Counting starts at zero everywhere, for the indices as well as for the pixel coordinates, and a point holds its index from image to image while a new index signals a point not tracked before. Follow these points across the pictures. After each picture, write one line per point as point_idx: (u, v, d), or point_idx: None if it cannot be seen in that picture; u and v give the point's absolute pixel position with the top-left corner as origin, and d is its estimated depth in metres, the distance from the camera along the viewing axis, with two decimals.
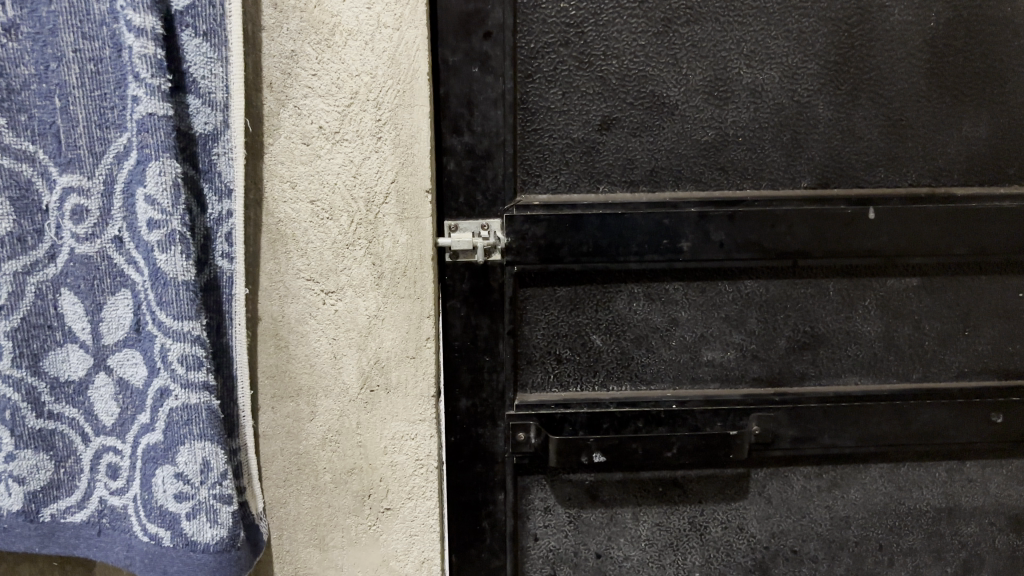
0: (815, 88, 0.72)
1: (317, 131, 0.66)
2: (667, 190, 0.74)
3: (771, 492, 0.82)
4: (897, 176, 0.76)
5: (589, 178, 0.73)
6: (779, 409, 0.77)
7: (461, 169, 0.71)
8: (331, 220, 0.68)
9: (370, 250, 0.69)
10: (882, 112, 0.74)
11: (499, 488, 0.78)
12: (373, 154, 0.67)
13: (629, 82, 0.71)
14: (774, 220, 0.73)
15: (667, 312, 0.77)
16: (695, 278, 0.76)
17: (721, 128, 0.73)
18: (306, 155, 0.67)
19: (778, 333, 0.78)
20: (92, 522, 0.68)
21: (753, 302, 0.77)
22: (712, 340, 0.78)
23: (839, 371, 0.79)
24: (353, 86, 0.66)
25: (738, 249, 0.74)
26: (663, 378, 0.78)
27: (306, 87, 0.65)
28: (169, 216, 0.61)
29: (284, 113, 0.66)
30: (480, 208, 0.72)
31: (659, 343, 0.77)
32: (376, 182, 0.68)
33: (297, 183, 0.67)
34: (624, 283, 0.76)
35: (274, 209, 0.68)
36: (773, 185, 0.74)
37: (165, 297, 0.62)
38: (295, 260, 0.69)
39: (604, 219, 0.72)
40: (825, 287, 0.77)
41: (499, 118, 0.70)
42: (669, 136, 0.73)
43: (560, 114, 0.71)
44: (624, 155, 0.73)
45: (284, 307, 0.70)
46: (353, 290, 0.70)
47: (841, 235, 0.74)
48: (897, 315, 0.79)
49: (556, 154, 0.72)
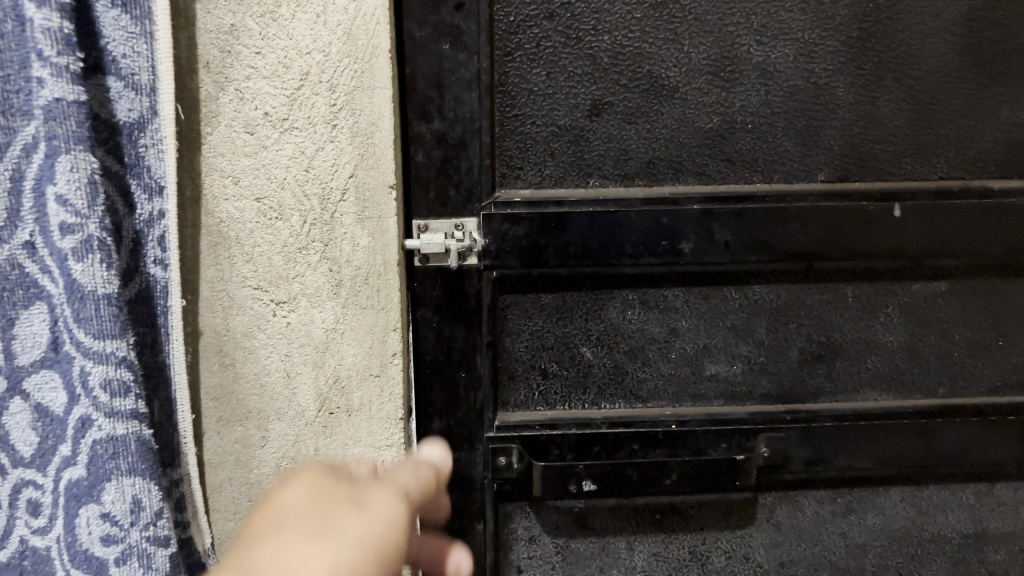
0: (835, 67, 0.64)
1: (262, 117, 0.57)
2: (666, 183, 0.65)
3: (780, 517, 0.74)
4: (926, 167, 0.67)
5: (578, 170, 0.64)
6: (790, 429, 0.69)
7: (431, 159, 0.62)
8: (280, 220, 0.59)
9: (326, 254, 0.60)
10: (910, 95, 0.65)
11: (477, 517, 0.70)
12: (327, 144, 0.58)
13: (624, 61, 0.62)
14: (785, 217, 0.65)
15: (664, 321, 0.68)
16: (697, 283, 0.68)
17: (729, 113, 0.64)
18: (249, 145, 0.58)
19: (789, 344, 0.69)
20: (12, 565, 0.58)
21: (762, 309, 0.69)
22: (716, 352, 0.69)
23: (857, 385, 0.71)
24: (303, 66, 0.57)
25: (745, 250, 0.65)
26: (661, 395, 0.70)
27: (248, 67, 0.56)
28: (85, 219, 0.52)
29: (223, 97, 0.57)
30: (453, 203, 0.63)
31: (656, 356, 0.69)
32: (331, 177, 0.59)
33: (240, 178, 0.58)
34: (617, 289, 0.67)
35: (215, 208, 0.59)
36: (785, 177, 0.66)
37: (82, 314, 0.53)
38: (240, 266, 0.60)
39: (594, 216, 0.63)
40: (844, 292, 0.69)
41: (474, 102, 0.61)
42: (669, 123, 0.64)
43: (544, 98, 0.62)
44: (617, 144, 0.64)
45: (229, 319, 0.61)
46: (308, 300, 0.61)
47: (860, 234, 0.66)
48: (923, 323, 0.70)
49: (539, 144, 0.63)
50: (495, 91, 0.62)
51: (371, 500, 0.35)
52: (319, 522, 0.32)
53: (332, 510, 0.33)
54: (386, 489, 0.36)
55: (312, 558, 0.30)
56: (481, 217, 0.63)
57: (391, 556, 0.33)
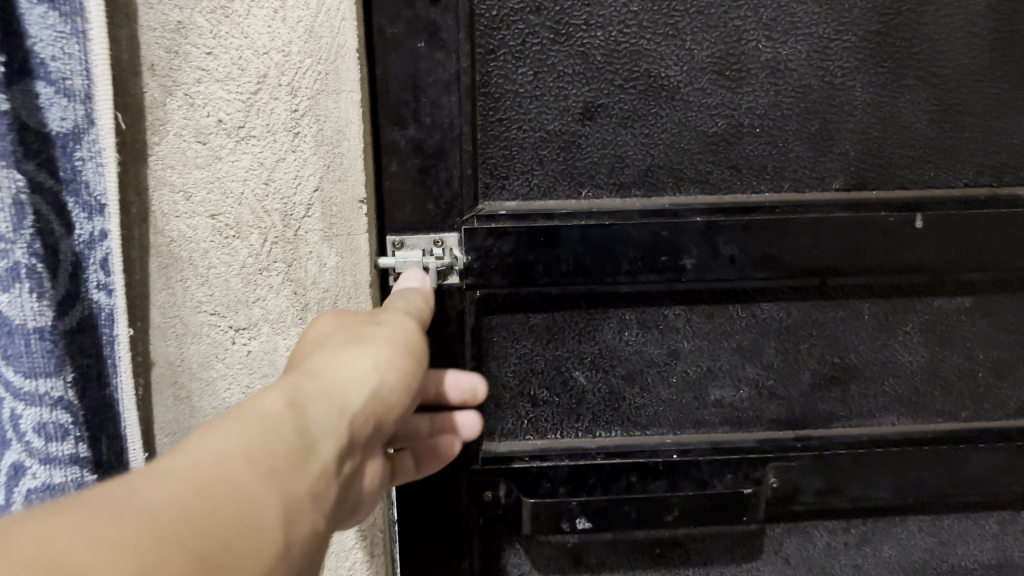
0: (851, 65, 0.58)
1: (215, 126, 0.51)
2: (666, 193, 0.60)
3: (789, 550, 0.69)
4: (949, 173, 0.61)
5: (568, 179, 0.58)
6: (801, 457, 0.64)
7: (406, 169, 0.56)
8: (238, 239, 0.53)
9: (290, 276, 0.54)
10: (933, 96, 0.59)
11: (462, 556, 0.64)
12: (289, 154, 0.52)
13: (619, 59, 0.56)
14: (797, 230, 0.59)
15: (665, 343, 0.63)
16: (700, 301, 0.62)
17: (734, 116, 0.58)
18: (201, 156, 0.51)
19: (800, 366, 0.64)
20: None
21: (770, 329, 0.63)
22: (721, 376, 0.64)
23: (872, 409, 0.66)
24: (261, 67, 0.50)
25: (754, 266, 0.60)
26: (661, 421, 0.64)
27: (198, 69, 0.50)
28: (9, 245, 0.45)
29: (171, 103, 0.50)
30: (431, 217, 0.57)
31: (656, 380, 0.63)
32: (293, 191, 0.53)
33: (192, 193, 0.52)
34: (613, 308, 0.61)
35: (165, 226, 0.52)
36: (797, 185, 0.60)
37: (9, 350, 0.46)
38: (194, 290, 0.54)
39: (586, 230, 0.57)
40: (859, 309, 0.63)
41: (454, 106, 0.54)
42: (669, 127, 0.58)
43: (532, 100, 0.56)
44: (611, 151, 0.58)
45: (183, 348, 0.55)
46: (270, 326, 0.55)
47: (878, 249, 0.60)
48: (944, 342, 0.65)
49: (527, 151, 0.57)
50: (478, 93, 0.55)
51: (383, 322, 0.41)
52: (350, 335, 0.38)
53: (356, 328, 0.40)
54: (394, 315, 0.43)
55: (356, 351, 0.37)
56: (462, 232, 0.57)
57: (414, 344, 0.40)
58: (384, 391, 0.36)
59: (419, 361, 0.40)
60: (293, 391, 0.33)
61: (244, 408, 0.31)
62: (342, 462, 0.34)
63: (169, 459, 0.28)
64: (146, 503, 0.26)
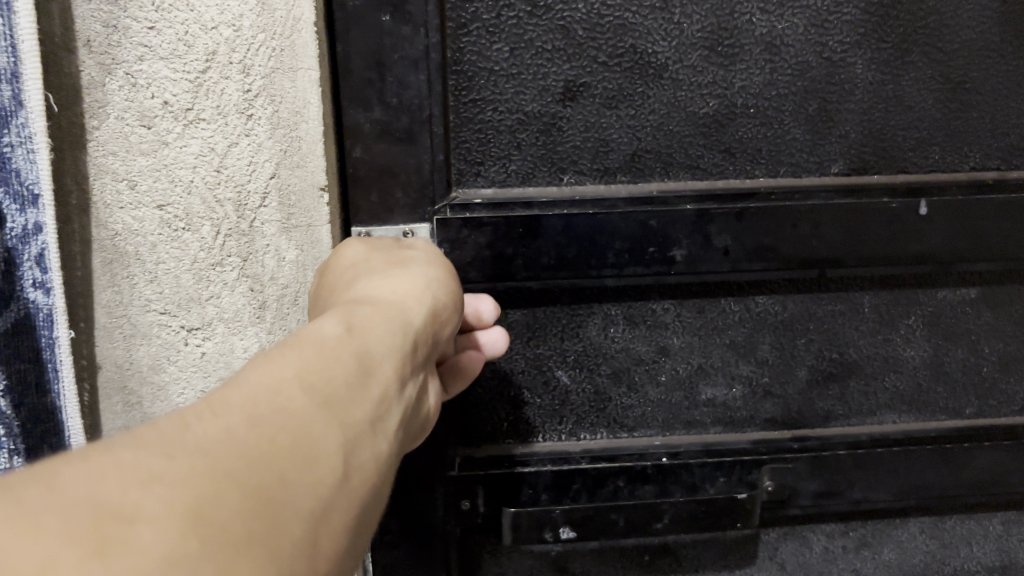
0: (851, 40, 0.54)
1: (160, 107, 0.46)
2: (654, 179, 0.55)
3: (785, 555, 0.66)
4: (957, 156, 0.58)
5: (549, 165, 0.54)
6: (798, 460, 0.61)
7: (371, 155, 0.52)
8: (188, 231, 0.49)
9: (245, 271, 0.50)
10: (940, 74, 0.55)
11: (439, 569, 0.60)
12: (242, 139, 0.48)
13: (602, 33, 0.51)
14: (795, 218, 0.55)
15: (654, 339, 0.59)
16: (691, 294, 0.58)
17: (727, 96, 0.54)
18: (146, 141, 0.47)
19: (797, 363, 0.61)
20: None
21: (766, 324, 0.59)
22: (714, 374, 0.60)
23: (872, 407, 0.63)
24: (209, 43, 0.45)
25: (748, 257, 0.56)
26: (649, 422, 0.61)
27: (140, 45, 0.45)
28: None
29: (111, 83, 0.45)
30: (400, 208, 0.53)
31: (644, 379, 0.60)
32: (247, 178, 0.48)
33: (136, 181, 0.47)
34: (598, 303, 0.57)
35: (107, 218, 0.48)
36: (793, 170, 0.56)
37: None
38: (142, 287, 0.49)
39: (569, 219, 0.53)
40: (859, 302, 0.60)
41: (423, 85, 0.50)
42: (657, 108, 0.54)
43: (508, 80, 0.52)
44: (595, 134, 0.54)
45: (132, 351, 0.51)
46: (226, 325, 0.51)
47: (881, 237, 0.57)
48: (949, 335, 0.62)
49: (503, 134, 0.53)
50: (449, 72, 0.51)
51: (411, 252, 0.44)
52: (391, 264, 0.41)
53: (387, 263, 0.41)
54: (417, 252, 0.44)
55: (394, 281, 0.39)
56: (433, 223, 0.53)
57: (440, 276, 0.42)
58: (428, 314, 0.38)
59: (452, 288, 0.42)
60: (348, 316, 0.34)
61: (267, 358, 0.30)
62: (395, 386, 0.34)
63: (196, 414, 0.26)
64: (182, 459, 0.24)
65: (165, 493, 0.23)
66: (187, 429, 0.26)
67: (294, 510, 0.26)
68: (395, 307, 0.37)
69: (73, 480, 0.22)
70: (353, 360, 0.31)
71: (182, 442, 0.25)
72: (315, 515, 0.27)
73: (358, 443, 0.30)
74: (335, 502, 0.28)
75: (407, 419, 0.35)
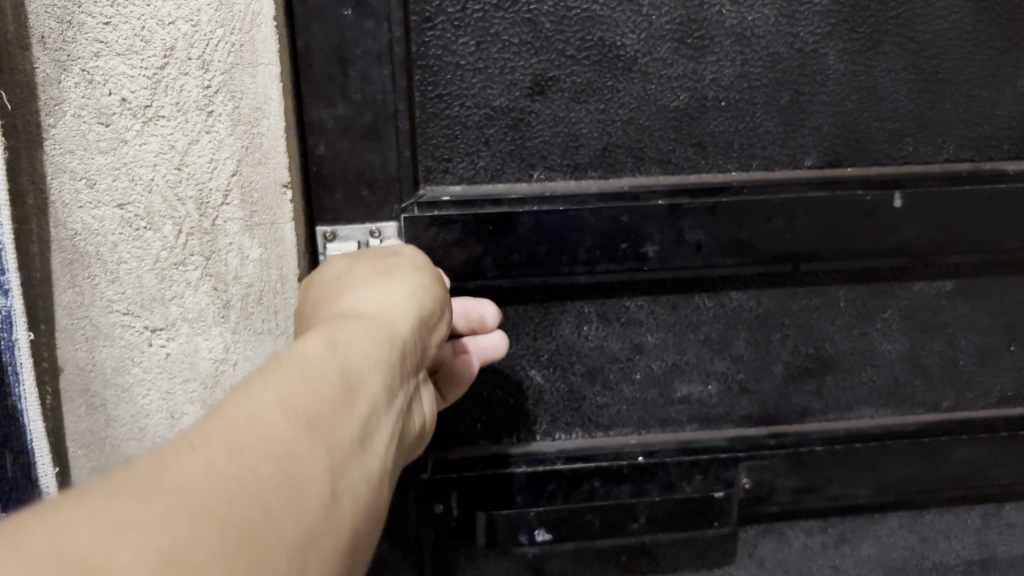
0: (823, 31, 0.53)
1: (118, 105, 0.45)
2: (625, 174, 0.55)
3: (764, 552, 0.65)
4: (932, 148, 0.57)
5: (518, 161, 0.53)
6: (775, 456, 0.60)
7: (334, 151, 0.51)
8: (149, 230, 0.48)
9: (209, 271, 0.49)
10: (913, 64, 0.55)
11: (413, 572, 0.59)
12: (203, 135, 0.46)
13: (571, 27, 0.51)
14: (769, 212, 0.54)
15: (628, 337, 0.58)
16: (665, 291, 0.57)
17: (698, 88, 0.53)
18: (105, 139, 0.46)
19: (773, 358, 0.60)
20: None
21: (741, 320, 0.59)
22: (688, 371, 0.60)
23: (849, 402, 0.62)
24: (166, 38, 0.44)
25: (722, 252, 0.55)
26: (625, 421, 0.60)
27: (96, 42, 0.44)
28: None
29: (67, 80, 0.44)
30: (366, 206, 0.53)
31: (619, 378, 0.59)
32: (209, 176, 0.47)
33: (95, 180, 0.46)
34: (571, 301, 0.57)
35: (66, 217, 0.47)
36: (767, 163, 0.56)
37: None
38: (104, 288, 0.49)
39: (538, 216, 0.52)
40: (835, 296, 0.59)
41: (386, 78, 0.49)
42: (627, 101, 0.53)
43: (474, 75, 0.51)
44: (564, 129, 0.53)
45: (95, 353, 0.50)
46: (190, 326, 0.50)
47: (856, 230, 0.56)
48: (926, 328, 0.61)
49: (470, 130, 0.52)
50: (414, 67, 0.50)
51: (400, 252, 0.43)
52: (380, 267, 0.40)
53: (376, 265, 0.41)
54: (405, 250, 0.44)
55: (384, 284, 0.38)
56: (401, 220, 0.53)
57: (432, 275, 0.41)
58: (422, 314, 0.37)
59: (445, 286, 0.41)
60: (336, 328, 0.33)
61: (250, 383, 0.29)
62: (389, 399, 0.33)
63: (175, 451, 0.25)
64: (154, 505, 0.23)
65: (136, 544, 0.22)
66: (159, 471, 0.24)
67: (277, 547, 0.25)
68: (388, 310, 0.36)
69: (37, 538, 0.21)
70: (341, 376, 0.30)
71: (159, 483, 0.24)
72: (300, 548, 0.26)
73: (344, 469, 0.29)
74: (324, 532, 0.27)
75: (400, 432, 0.34)
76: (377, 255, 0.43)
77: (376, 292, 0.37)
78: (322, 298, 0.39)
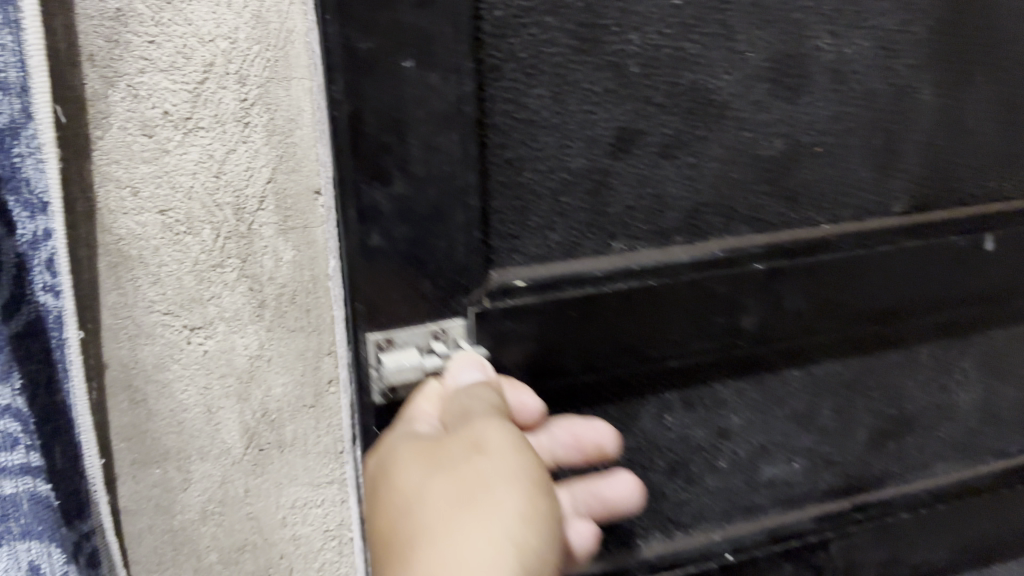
0: (920, 66, 0.54)
1: (160, 117, 0.44)
2: (712, 237, 0.54)
3: None
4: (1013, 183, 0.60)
5: (597, 231, 0.51)
6: (863, 533, 0.68)
7: (391, 242, 0.45)
8: (189, 234, 0.47)
9: (245, 272, 0.49)
10: (1000, 95, 0.56)
11: None
12: (240, 146, 0.46)
13: (656, 68, 0.48)
14: (860, 270, 0.57)
15: (715, 420, 0.61)
16: (753, 369, 0.60)
17: (794, 131, 0.52)
18: (148, 150, 0.44)
19: (857, 428, 0.65)
20: None
21: (827, 391, 0.63)
22: (774, 453, 0.63)
23: (927, 460, 0.69)
24: (207, 57, 0.44)
25: (812, 314, 0.57)
26: (707, 516, 0.63)
27: (141, 58, 0.43)
28: None
29: (113, 96, 0.43)
30: (416, 304, 0.47)
31: (704, 469, 0.61)
32: (245, 183, 0.47)
33: (140, 188, 0.45)
34: (664, 386, 0.58)
35: (111, 223, 0.46)
36: (858, 213, 0.56)
37: None
38: (146, 289, 0.48)
39: (629, 295, 0.52)
40: (919, 354, 0.65)
41: (456, 147, 0.45)
42: (718, 152, 0.51)
43: (553, 133, 0.48)
44: (646, 187, 0.51)
45: (137, 350, 0.49)
46: (227, 324, 0.50)
47: (947, 274, 0.59)
48: (996, 374, 0.69)
49: (545, 202, 0.49)
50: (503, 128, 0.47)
51: (487, 430, 0.40)
52: (467, 475, 0.38)
53: (464, 471, 0.38)
54: (492, 425, 0.40)
55: (473, 524, 0.35)
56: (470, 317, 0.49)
57: (529, 469, 0.38)
58: (522, 549, 0.35)
59: (544, 481, 0.38)
60: None
61: None
62: None
63: None
64: None
65: None
66: None
67: None
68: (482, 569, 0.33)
69: None
70: None
71: None
72: None
73: None
74: None
75: None
76: (457, 455, 0.39)
77: (464, 552, 0.34)
78: (406, 544, 0.37)
